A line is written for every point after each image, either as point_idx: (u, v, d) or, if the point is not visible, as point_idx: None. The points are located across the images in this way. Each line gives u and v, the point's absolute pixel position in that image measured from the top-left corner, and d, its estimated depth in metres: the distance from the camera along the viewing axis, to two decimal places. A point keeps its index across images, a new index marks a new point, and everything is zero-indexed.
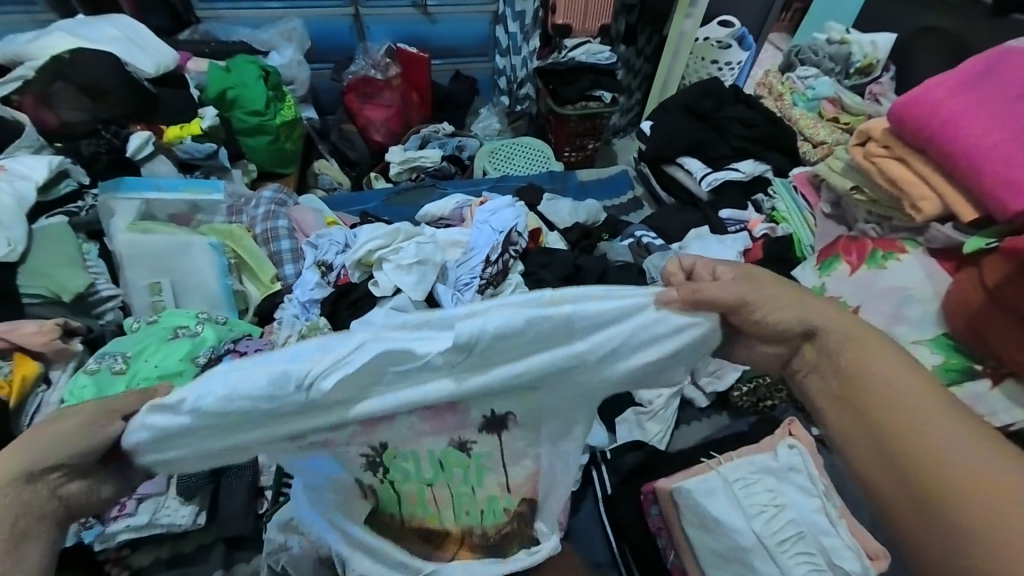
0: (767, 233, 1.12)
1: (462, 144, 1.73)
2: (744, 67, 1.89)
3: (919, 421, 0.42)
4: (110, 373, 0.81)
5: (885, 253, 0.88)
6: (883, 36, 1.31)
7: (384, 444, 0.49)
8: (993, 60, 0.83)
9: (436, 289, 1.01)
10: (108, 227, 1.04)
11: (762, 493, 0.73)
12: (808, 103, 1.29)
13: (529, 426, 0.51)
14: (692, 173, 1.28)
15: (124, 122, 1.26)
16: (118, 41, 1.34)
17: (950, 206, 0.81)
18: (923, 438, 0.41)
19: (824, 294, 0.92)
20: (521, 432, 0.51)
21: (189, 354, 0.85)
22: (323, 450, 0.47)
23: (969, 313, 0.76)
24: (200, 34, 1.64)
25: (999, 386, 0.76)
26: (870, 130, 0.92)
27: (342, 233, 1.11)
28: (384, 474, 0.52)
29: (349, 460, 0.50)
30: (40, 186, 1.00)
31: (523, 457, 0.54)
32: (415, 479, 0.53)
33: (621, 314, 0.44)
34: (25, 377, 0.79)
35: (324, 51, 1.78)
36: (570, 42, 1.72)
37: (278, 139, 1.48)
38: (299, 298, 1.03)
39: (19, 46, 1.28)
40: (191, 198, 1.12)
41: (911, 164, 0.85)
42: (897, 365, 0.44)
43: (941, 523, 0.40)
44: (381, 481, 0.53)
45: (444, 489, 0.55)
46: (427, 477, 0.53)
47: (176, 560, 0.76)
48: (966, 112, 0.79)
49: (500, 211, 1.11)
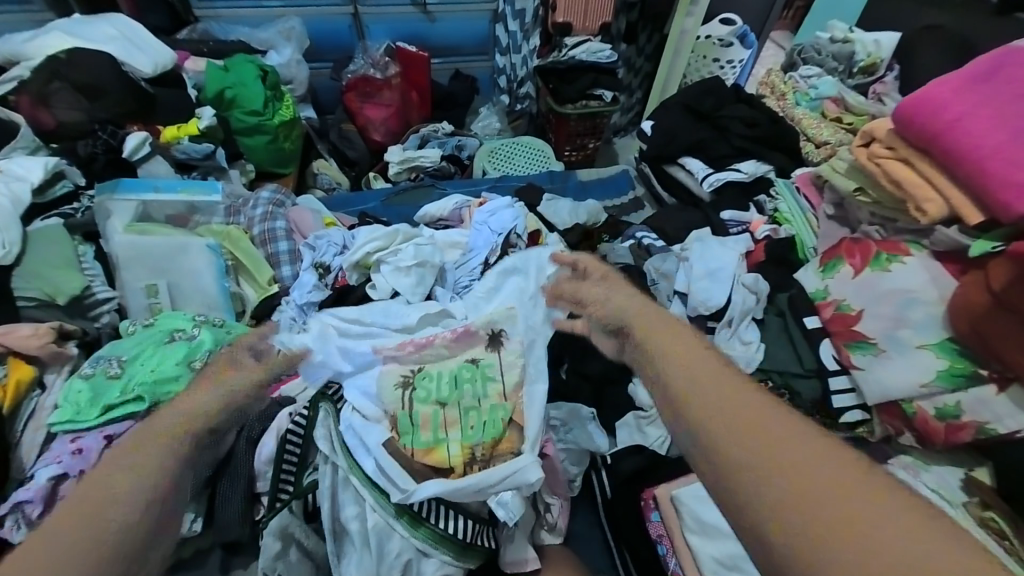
0: (770, 234, 1.10)
1: (461, 143, 1.72)
2: (746, 65, 1.87)
3: (763, 422, 0.45)
4: (105, 378, 0.79)
5: (889, 255, 0.87)
6: (888, 35, 1.29)
7: (419, 369, 0.78)
8: (1000, 59, 0.82)
9: (434, 292, 0.99)
10: (104, 228, 1.03)
11: None
12: (811, 102, 1.27)
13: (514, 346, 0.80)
14: (694, 173, 1.27)
15: (121, 122, 1.25)
16: (116, 41, 1.33)
17: (956, 208, 0.79)
18: (772, 442, 0.44)
19: (827, 297, 0.92)
20: (511, 348, 0.80)
21: (185, 358, 0.82)
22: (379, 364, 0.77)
23: (973, 315, 0.75)
24: (198, 32, 1.62)
25: (1005, 392, 0.74)
26: (875, 130, 0.90)
27: (341, 234, 1.10)
28: (411, 392, 0.75)
29: (389, 377, 0.77)
30: (36, 187, 0.99)
31: (513, 371, 0.78)
32: (434, 397, 0.75)
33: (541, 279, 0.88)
34: (19, 380, 0.78)
35: (323, 50, 1.77)
36: (570, 40, 1.69)
37: (277, 138, 1.47)
38: (296, 300, 1.02)
39: (15, 45, 1.27)
40: (189, 199, 1.12)
41: (916, 165, 0.84)
42: (722, 377, 0.50)
43: (744, 449, 0.44)
44: (410, 403, 0.74)
45: (454, 409, 0.75)
46: (444, 396, 0.75)
47: (175, 565, 0.76)
48: (973, 113, 0.78)
49: (499, 211, 1.10)
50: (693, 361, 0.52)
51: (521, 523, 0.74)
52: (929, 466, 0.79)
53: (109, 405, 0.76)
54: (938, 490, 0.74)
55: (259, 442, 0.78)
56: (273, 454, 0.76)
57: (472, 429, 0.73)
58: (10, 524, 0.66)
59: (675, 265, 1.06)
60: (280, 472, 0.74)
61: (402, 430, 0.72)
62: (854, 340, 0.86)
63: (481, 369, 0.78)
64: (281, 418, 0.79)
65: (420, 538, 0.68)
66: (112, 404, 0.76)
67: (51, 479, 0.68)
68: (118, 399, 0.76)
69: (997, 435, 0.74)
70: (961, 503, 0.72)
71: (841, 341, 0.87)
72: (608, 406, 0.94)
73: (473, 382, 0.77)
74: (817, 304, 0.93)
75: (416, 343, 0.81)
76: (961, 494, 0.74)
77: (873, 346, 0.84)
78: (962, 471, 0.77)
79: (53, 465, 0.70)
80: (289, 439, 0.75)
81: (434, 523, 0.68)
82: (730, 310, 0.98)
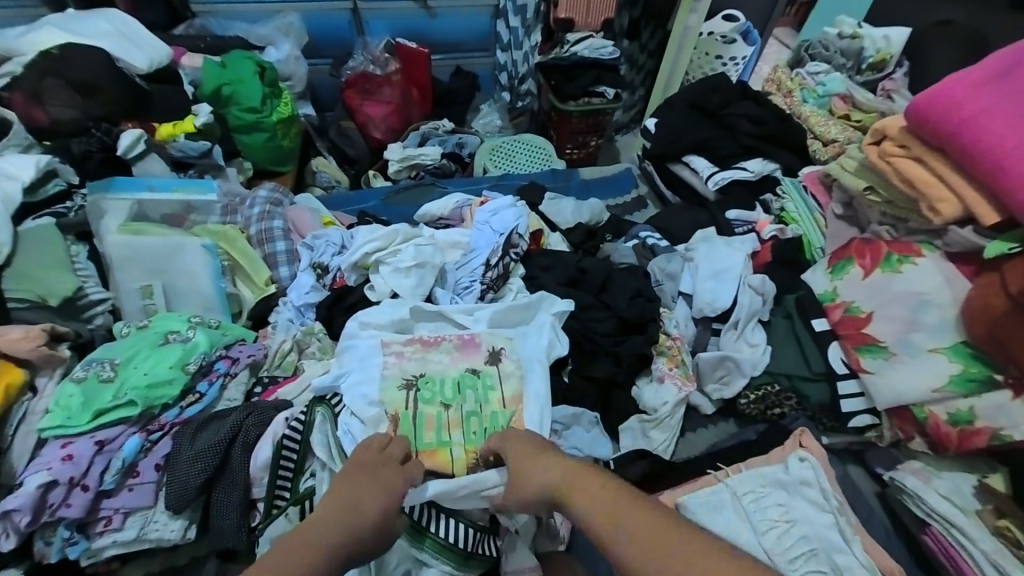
0: (778, 234, 1.08)
1: (462, 141, 1.70)
2: (751, 62, 1.84)
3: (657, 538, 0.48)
4: (98, 382, 0.77)
5: (900, 256, 0.85)
6: (898, 30, 1.26)
7: (422, 374, 0.78)
8: (1011, 57, 0.80)
9: (435, 293, 0.98)
10: (97, 228, 1.01)
11: (772, 508, 0.74)
12: (819, 99, 1.24)
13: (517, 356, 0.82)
14: (699, 172, 1.24)
15: (116, 119, 1.23)
16: (111, 37, 1.31)
17: (971, 208, 0.77)
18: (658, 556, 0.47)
19: (836, 299, 0.90)
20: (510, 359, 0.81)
21: (179, 361, 0.81)
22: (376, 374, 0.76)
23: (990, 318, 0.72)
24: (195, 28, 1.60)
25: (1021, 397, 0.72)
26: (886, 128, 0.88)
27: (339, 233, 1.08)
28: (415, 393, 0.75)
29: (391, 379, 0.76)
30: (28, 186, 0.96)
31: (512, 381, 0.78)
32: (438, 398, 0.76)
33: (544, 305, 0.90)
34: (9, 385, 0.75)
35: (322, 46, 1.74)
36: (573, 36, 1.66)
37: (275, 136, 1.45)
38: (293, 301, 1.00)
39: (8, 41, 1.24)
40: (184, 198, 1.10)
41: (929, 164, 0.82)
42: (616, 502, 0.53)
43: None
44: (411, 408, 0.74)
45: (458, 411, 0.75)
46: (448, 398, 0.76)
47: (169, 571, 0.74)
48: (989, 112, 0.75)
49: (501, 211, 1.08)
50: (583, 496, 0.55)
51: (523, 529, 0.71)
52: (940, 472, 0.76)
53: (102, 409, 0.74)
54: (950, 498, 0.72)
55: (254, 448, 0.74)
56: (270, 460, 0.74)
57: (475, 433, 0.74)
58: None
59: (680, 265, 1.04)
60: (276, 477, 0.73)
61: (405, 430, 0.73)
62: (863, 344, 0.84)
63: (482, 378, 0.78)
64: (276, 423, 0.76)
65: (423, 549, 0.67)
66: (104, 409, 0.74)
67: (41, 486, 0.66)
68: (110, 404, 0.74)
69: (1011, 441, 0.72)
70: (974, 511, 0.70)
71: (851, 344, 0.85)
72: (613, 411, 0.92)
73: (476, 388, 0.78)
74: (825, 306, 0.90)
75: (423, 343, 0.82)
76: (974, 501, 0.72)
77: (884, 350, 0.82)
78: (975, 477, 0.74)
79: (42, 472, 0.67)
80: (286, 445, 0.73)
81: (435, 531, 0.67)
82: (736, 312, 0.96)
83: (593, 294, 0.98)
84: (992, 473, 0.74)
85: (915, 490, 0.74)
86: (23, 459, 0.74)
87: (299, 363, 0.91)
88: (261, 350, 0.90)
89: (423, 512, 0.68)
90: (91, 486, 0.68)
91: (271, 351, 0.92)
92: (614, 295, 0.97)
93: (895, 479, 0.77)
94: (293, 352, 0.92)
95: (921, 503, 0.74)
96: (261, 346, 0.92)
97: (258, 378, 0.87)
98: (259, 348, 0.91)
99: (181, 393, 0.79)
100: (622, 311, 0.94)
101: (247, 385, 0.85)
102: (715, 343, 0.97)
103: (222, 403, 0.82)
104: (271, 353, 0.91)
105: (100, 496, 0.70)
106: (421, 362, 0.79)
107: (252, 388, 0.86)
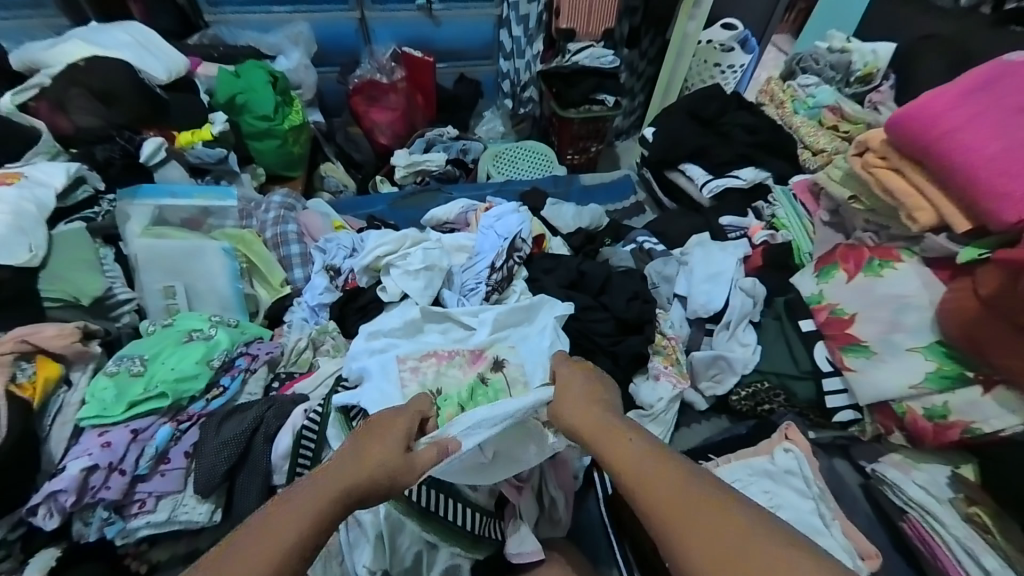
0: (768, 239, 1.13)
1: (466, 147, 1.76)
2: (747, 70, 1.90)
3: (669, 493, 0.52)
4: (129, 376, 0.82)
5: (882, 262, 0.90)
6: (885, 45, 1.32)
7: (438, 390, 0.84)
8: (994, 71, 0.84)
9: (442, 295, 1.03)
10: (124, 232, 1.07)
11: (760, 494, 0.80)
12: (810, 110, 1.30)
13: (518, 362, 0.88)
14: (694, 179, 1.31)
15: (137, 127, 1.28)
16: (131, 47, 1.36)
17: (945, 217, 0.82)
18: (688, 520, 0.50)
19: (822, 301, 0.95)
20: (513, 364, 0.88)
21: (204, 356, 0.86)
22: (389, 383, 0.82)
23: (963, 319, 0.77)
24: (208, 37, 1.66)
25: (991, 393, 0.77)
26: (869, 140, 0.94)
27: (350, 237, 1.13)
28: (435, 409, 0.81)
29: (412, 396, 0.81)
30: (59, 192, 1.01)
31: (517, 384, 0.86)
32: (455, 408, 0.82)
33: (538, 307, 0.95)
34: (48, 378, 0.81)
35: (330, 54, 1.81)
36: (574, 46, 1.71)
37: (286, 142, 1.51)
38: (308, 302, 1.06)
39: (34, 53, 1.30)
40: (203, 204, 1.16)
41: (909, 175, 0.87)
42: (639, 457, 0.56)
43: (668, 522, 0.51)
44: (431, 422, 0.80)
45: None
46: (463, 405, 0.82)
47: (193, 555, 0.79)
48: (966, 124, 0.80)
49: (505, 216, 1.13)
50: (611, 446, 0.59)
51: (527, 516, 0.77)
52: (919, 465, 0.81)
53: (134, 401, 0.79)
54: (926, 487, 0.77)
55: (274, 439, 0.80)
56: (289, 449, 0.79)
57: None
58: (43, 513, 0.70)
59: (675, 268, 1.09)
60: (295, 466, 0.78)
61: None
62: (849, 344, 0.89)
63: (492, 385, 0.85)
64: (295, 416, 0.81)
65: (430, 531, 0.71)
66: (136, 400, 0.79)
67: (82, 470, 0.72)
68: (141, 396, 0.79)
69: (982, 435, 0.76)
70: (948, 499, 0.75)
71: (837, 344, 0.90)
72: None
73: (487, 394, 0.84)
74: (812, 308, 0.96)
75: (439, 356, 0.87)
76: (948, 490, 0.76)
77: (867, 350, 0.87)
78: (950, 468, 0.79)
79: (83, 458, 0.73)
80: (303, 436, 0.78)
81: (443, 516, 0.71)
82: (728, 314, 1.01)
83: (592, 296, 1.04)
84: (964, 464, 0.79)
85: (895, 480, 0.79)
86: (59, 448, 0.79)
87: (313, 360, 0.97)
88: (278, 347, 0.95)
89: (430, 497, 0.71)
90: (127, 471, 0.74)
91: (288, 348, 0.97)
92: (612, 297, 1.02)
93: (877, 471, 0.81)
94: (308, 350, 0.98)
95: (899, 493, 0.78)
96: (277, 344, 0.97)
97: (276, 374, 0.93)
98: (276, 345, 0.96)
99: (206, 386, 0.85)
100: (619, 312, 1.00)
101: (265, 380, 0.91)
102: (708, 343, 1.02)
103: (243, 397, 0.88)
104: (287, 350, 0.96)
105: (135, 480, 0.75)
106: (437, 377, 0.84)
107: (270, 382, 0.91)
